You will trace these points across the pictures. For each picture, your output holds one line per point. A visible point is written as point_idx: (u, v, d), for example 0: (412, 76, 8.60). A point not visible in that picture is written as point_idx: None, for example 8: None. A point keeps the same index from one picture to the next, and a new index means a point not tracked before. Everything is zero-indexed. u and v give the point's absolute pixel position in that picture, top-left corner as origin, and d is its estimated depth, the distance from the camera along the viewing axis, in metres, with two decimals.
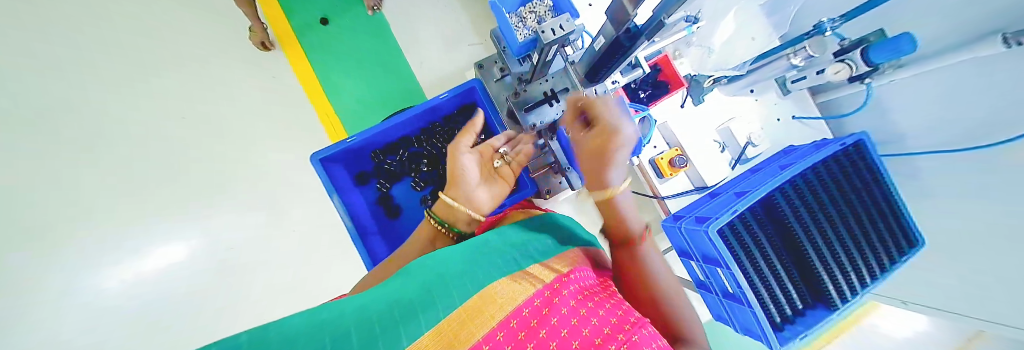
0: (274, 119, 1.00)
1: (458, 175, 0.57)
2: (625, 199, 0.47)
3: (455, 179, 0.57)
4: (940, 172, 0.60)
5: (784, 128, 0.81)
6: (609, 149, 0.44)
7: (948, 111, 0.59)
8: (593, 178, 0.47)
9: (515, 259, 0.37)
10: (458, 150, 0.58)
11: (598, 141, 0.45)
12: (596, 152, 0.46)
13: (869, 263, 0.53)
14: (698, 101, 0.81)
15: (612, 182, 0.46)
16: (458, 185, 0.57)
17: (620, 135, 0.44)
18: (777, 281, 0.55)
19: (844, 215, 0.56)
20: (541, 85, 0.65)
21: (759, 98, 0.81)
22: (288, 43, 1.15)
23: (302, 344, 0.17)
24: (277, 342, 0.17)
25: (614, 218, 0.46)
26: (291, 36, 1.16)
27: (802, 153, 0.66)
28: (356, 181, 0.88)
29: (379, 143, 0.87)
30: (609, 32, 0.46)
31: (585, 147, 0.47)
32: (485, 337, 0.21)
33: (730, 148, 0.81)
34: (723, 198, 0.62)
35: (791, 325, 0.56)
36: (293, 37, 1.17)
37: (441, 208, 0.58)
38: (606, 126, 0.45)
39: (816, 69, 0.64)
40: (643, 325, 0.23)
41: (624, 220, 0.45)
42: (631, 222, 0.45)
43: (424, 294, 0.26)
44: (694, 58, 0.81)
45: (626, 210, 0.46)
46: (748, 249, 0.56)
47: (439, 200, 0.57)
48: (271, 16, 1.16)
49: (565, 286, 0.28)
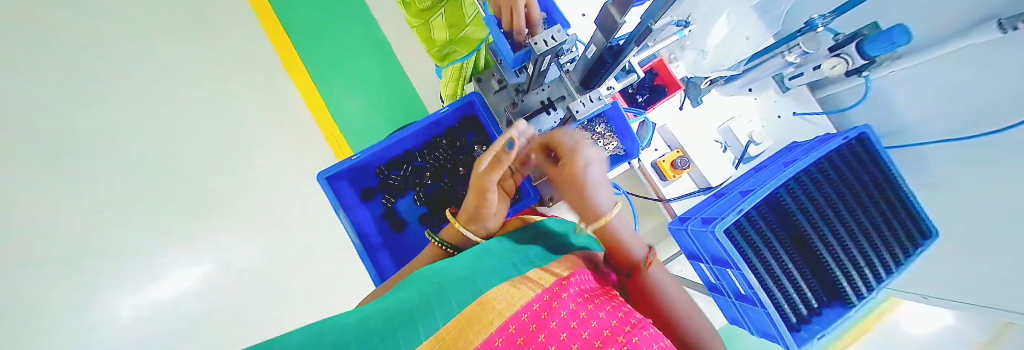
0: (292, 148, 1.15)
1: (484, 211, 0.53)
2: (620, 224, 0.46)
3: (477, 214, 0.54)
4: (947, 162, 0.60)
5: (785, 125, 0.80)
6: (580, 179, 0.46)
7: (948, 100, 0.59)
8: (582, 206, 0.47)
9: (515, 265, 0.37)
10: (490, 187, 0.50)
11: (573, 173, 0.46)
12: (573, 183, 0.47)
13: (884, 257, 0.52)
14: (696, 102, 0.80)
15: (601, 209, 0.45)
16: (478, 220, 0.55)
17: (580, 161, 0.46)
18: (791, 281, 0.54)
19: (851, 209, 0.55)
20: (538, 94, 0.65)
21: (758, 96, 0.80)
22: (300, 82, 1.31)
23: None
24: None
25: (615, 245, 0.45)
26: (304, 75, 1.33)
27: (806, 149, 0.65)
28: (363, 197, 0.88)
29: (383, 159, 0.88)
30: (598, 42, 0.47)
31: (562, 181, 0.49)
32: (484, 344, 0.21)
33: (732, 147, 0.81)
34: (728, 198, 0.62)
35: (807, 324, 0.54)
36: (305, 75, 1.33)
37: (455, 237, 0.57)
38: (569, 160, 0.47)
39: (813, 65, 0.65)
40: (644, 327, 0.23)
41: (625, 246, 0.44)
42: (633, 249, 0.44)
43: (425, 305, 0.26)
44: (689, 61, 0.81)
45: (626, 237, 0.45)
46: (757, 248, 0.55)
47: (454, 231, 0.56)
48: (282, 54, 1.32)
49: (565, 289, 0.27)
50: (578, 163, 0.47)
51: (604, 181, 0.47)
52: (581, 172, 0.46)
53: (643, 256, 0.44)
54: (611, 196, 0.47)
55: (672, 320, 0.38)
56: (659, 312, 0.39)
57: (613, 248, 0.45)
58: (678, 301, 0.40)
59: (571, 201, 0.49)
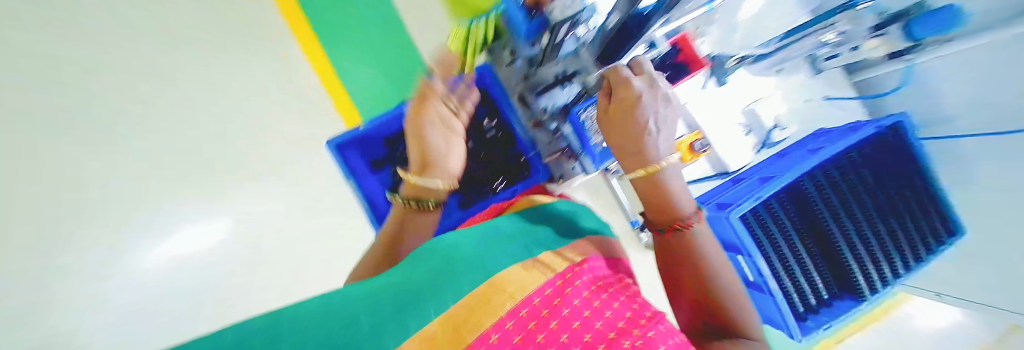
0: None
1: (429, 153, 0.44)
2: (670, 176, 0.37)
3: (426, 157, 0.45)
4: (987, 158, 0.57)
5: (813, 109, 0.76)
6: (633, 115, 0.35)
7: (994, 93, 0.55)
8: (628, 151, 0.37)
9: (525, 246, 0.36)
10: (422, 123, 0.44)
11: (625, 108, 0.35)
12: (623, 122, 0.36)
13: (903, 252, 0.52)
14: (722, 81, 0.71)
15: (651, 157, 0.36)
16: (431, 165, 0.45)
17: (635, 92, 0.35)
18: (803, 270, 0.54)
19: (878, 202, 0.54)
20: (552, 68, 0.56)
21: (787, 78, 0.74)
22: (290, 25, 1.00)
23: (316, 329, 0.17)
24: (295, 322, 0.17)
25: (664, 204, 0.37)
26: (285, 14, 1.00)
27: (835, 136, 0.62)
28: (373, 166, 0.83)
29: (389, 130, 0.82)
30: (621, 11, 0.48)
31: (607, 119, 0.38)
32: (494, 326, 0.20)
33: (756, 131, 0.76)
34: (747, 183, 0.59)
35: (814, 314, 0.54)
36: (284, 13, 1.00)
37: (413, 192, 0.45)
38: (624, 90, 0.35)
39: (849, 46, 0.63)
40: (660, 322, 0.22)
41: (671, 204, 0.37)
42: (682, 204, 0.37)
43: (435, 281, 0.25)
44: (715, 37, 0.68)
45: (677, 189, 0.37)
46: (773, 236, 0.54)
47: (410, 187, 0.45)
48: None
49: (578, 276, 0.27)
50: (636, 106, 0.35)
51: (664, 124, 0.36)
52: (636, 108, 0.35)
53: (688, 213, 0.37)
54: (670, 139, 0.37)
55: (713, 295, 0.35)
56: (702, 284, 0.36)
57: (658, 208, 0.38)
58: (725, 275, 0.36)
59: (613, 145, 0.39)
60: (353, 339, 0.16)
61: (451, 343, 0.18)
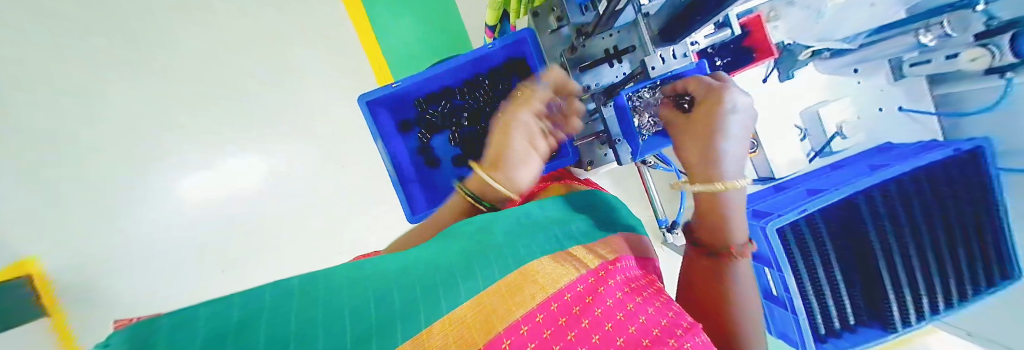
0: None
1: (505, 152, 0.40)
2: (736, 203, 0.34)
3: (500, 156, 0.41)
4: None
5: (882, 119, 0.68)
6: (715, 122, 0.34)
7: None
8: (700, 161, 0.35)
9: (557, 236, 0.34)
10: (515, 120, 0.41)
11: (704, 114, 0.35)
12: (701, 128, 0.35)
13: (948, 288, 0.48)
14: (786, 76, 0.67)
15: (725, 172, 0.33)
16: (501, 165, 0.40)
17: (724, 100, 0.34)
18: (834, 293, 0.52)
19: (935, 234, 0.49)
20: (603, 40, 0.53)
21: (862, 80, 0.67)
22: None
23: (349, 312, 0.17)
24: (327, 297, 0.17)
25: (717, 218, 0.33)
26: None
27: (903, 154, 0.55)
28: (401, 128, 0.86)
29: (424, 91, 0.82)
30: None
31: (686, 126, 0.37)
32: (524, 317, 0.19)
33: (812, 136, 0.70)
34: (792, 194, 0.55)
35: (836, 338, 0.53)
36: None
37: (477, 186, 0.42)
38: (708, 99, 0.35)
39: (945, 53, 0.51)
40: (697, 333, 0.20)
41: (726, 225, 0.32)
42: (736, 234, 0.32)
43: (466, 261, 0.25)
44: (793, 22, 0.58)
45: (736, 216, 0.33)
46: (808, 253, 0.51)
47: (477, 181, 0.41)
48: None
49: (612, 276, 0.26)
50: (723, 104, 0.34)
51: (743, 141, 0.34)
52: (719, 114, 0.34)
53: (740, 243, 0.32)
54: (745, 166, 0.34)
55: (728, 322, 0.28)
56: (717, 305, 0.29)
57: (704, 227, 0.34)
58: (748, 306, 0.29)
59: (685, 151, 0.37)
60: (382, 327, 0.16)
61: (480, 330, 0.18)
